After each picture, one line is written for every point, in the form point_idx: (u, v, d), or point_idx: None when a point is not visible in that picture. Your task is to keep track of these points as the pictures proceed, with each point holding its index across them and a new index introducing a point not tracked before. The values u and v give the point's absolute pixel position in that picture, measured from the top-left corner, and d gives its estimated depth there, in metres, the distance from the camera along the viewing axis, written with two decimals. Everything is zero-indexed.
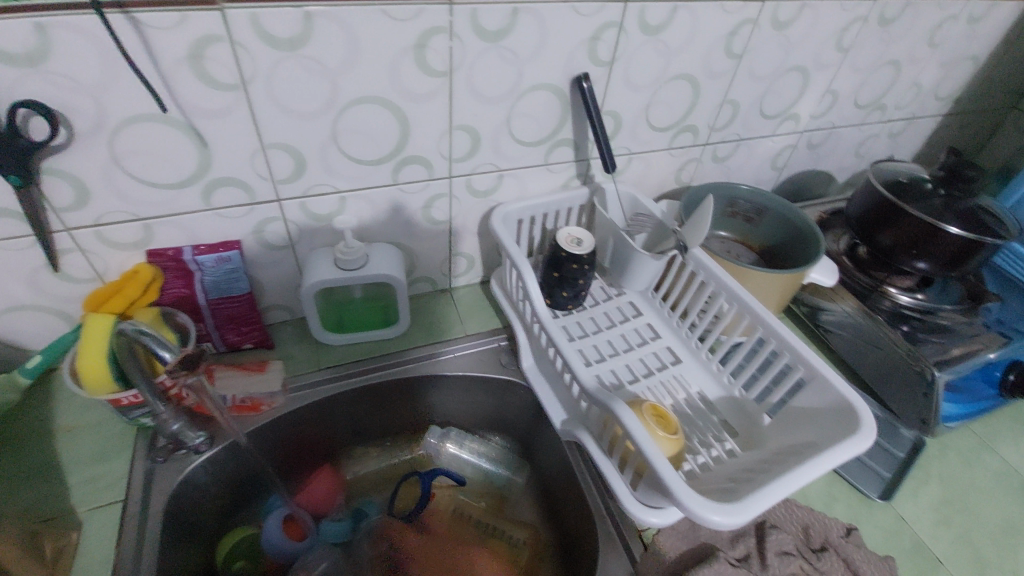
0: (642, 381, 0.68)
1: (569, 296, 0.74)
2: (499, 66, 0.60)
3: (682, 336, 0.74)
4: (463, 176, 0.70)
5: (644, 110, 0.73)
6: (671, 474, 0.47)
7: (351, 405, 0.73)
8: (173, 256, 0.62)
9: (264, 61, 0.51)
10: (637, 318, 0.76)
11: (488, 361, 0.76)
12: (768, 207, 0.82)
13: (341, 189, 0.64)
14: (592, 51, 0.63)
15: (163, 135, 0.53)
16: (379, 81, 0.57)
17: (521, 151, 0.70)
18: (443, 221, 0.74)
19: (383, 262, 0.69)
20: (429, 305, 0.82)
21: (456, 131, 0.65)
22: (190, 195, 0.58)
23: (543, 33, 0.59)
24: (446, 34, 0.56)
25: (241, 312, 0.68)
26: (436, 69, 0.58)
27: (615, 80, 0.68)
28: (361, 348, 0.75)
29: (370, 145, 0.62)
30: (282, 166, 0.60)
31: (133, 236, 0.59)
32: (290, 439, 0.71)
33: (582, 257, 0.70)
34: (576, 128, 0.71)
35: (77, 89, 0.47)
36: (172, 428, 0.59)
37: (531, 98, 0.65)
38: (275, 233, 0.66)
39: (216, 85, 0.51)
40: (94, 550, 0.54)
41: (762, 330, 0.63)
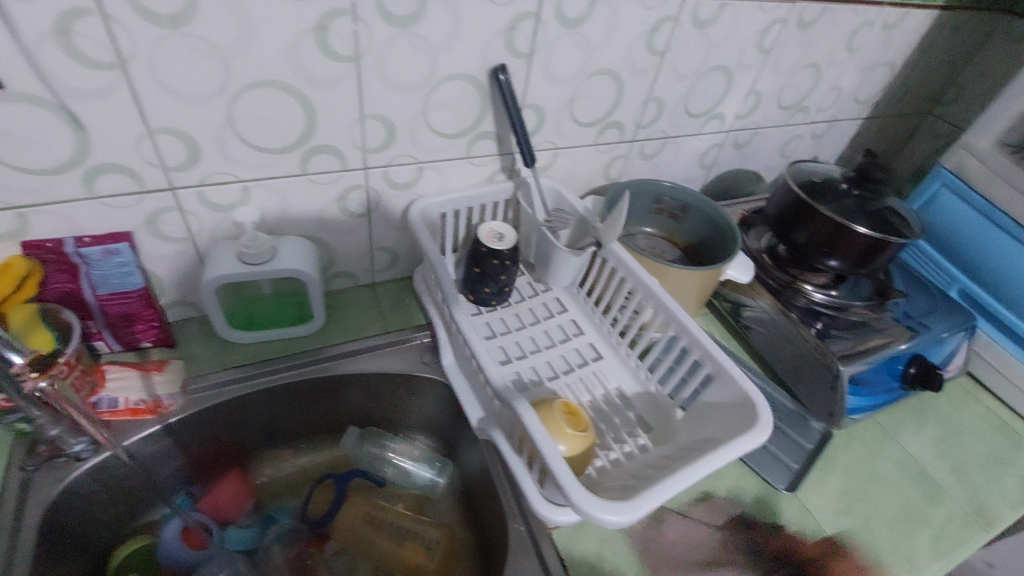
0: (562, 378, 0.68)
1: (492, 292, 0.72)
2: (410, 53, 0.58)
3: (604, 332, 0.74)
4: (379, 168, 0.67)
5: (568, 104, 0.73)
6: (567, 474, 0.46)
7: (262, 406, 0.70)
8: (54, 248, 0.57)
9: (144, 37, 0.47)
10: (561, 315, 0.76)
11: (408, 359, 0.74)
12: (692, 205, 0.83)
13: (243, 178, 0.61)
14: (509, 42, 0.62)
15: (29, 115, 0.48)
16: (278, 64, 0.53)
17: (441, 143, 0.68)
18: (361, 214, 0.71)
19: (293, 256, 0.66)
20: (350, 301, 0.79)
21: (369, 120, 0.62)
22: (67, 182, 0.53)
23: (456, 21, 0.58)
24: (349, 18, 0.53)
25: (136, 309, 0.63)
26: (341, 54, 0.55)
27: (535, 73, 0.67)
28: (272, 346, 0.71)
29: (274, 133, 0.58)
30: (174, 154, 0.56)
31: (3, 226, 0.54)
32: (193, 443, 0.67)
33: (502, 252, 0.69)
34: (497, 121, 0.70)
35: None
36: (49, 434, 0.55)
37: (447, 88, 0.63)
38: (172, 224, 0.61)
39: (90, 63, 0.47)
40: None
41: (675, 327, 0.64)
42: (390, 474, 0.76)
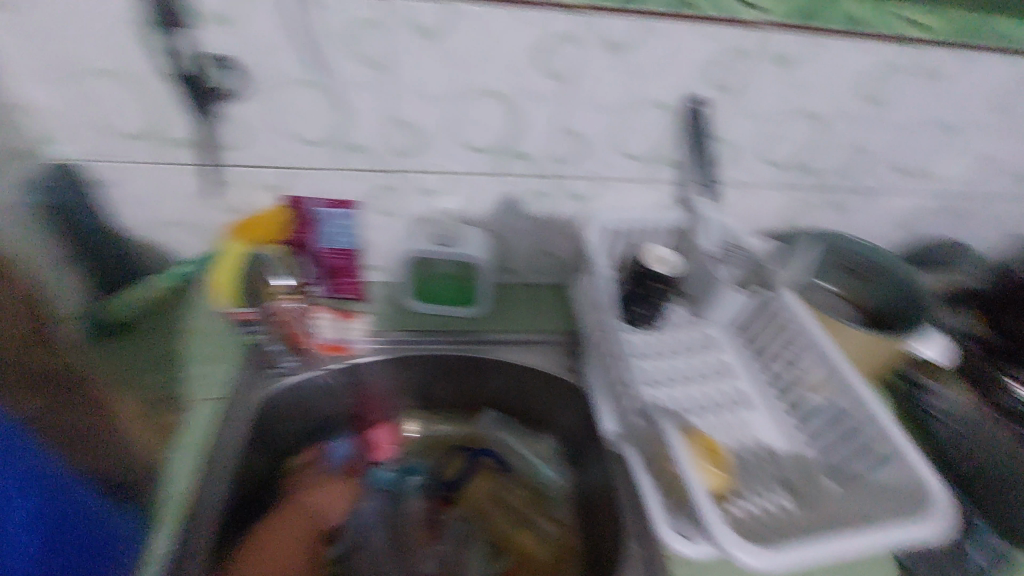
0: (706, 416, 0.68)
1: (644, 314, 0.71)
2: (619, 78, 0.62)
3: (761, 381, 0.72)
4: (565, 179, 0.72)
5: (763, 143, 0.71)
6: (710, 509, 0.46)
7: (421, 370, 0.78)
8: (297, 202, 0.69)
9: (407, 46, 0.57)
10: (714, 352, 0.73)
11: (554, 360, 0.78)
12: (886, 268, 0.76)
13: (450, 171, 0.69)
14: (716, 76, 0.63)
15: (313, 99, 0.61)
16: (502, 77, 0.60)
17: (626, 165, 0.71)
18: (537, 219, 0.77)
19: (474, 245, 0.73)
20: (510, 296, 0.85)
21: (566, 134, 0.67)
22: (322, 154, 0.66)
23: (669, 51, 0.60)
24: (573, 42, 0.58)
25: (344, 265, 0.74)
26: (557, 73, 0.61)
27: (736, 108, 0.66)
28: (439, 320, 0.80)
29: (484, 136, 0.66)
30: (402, 142, 0.66)
31: (273, 181, 0.69)
32: (362, 387, 0.77)
33: (665, 277, 0.67)
34: (686, 150, 0.70)
35: (255, 50, 0.56)
36: (270, 347, 0.69)
37: (646, 114, 0.66)
38: (386, 202, 0.72)
39: (363, 63, 0.58)
40: (192, 434, 0.62)
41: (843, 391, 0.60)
42: (517, 464, 0.79)
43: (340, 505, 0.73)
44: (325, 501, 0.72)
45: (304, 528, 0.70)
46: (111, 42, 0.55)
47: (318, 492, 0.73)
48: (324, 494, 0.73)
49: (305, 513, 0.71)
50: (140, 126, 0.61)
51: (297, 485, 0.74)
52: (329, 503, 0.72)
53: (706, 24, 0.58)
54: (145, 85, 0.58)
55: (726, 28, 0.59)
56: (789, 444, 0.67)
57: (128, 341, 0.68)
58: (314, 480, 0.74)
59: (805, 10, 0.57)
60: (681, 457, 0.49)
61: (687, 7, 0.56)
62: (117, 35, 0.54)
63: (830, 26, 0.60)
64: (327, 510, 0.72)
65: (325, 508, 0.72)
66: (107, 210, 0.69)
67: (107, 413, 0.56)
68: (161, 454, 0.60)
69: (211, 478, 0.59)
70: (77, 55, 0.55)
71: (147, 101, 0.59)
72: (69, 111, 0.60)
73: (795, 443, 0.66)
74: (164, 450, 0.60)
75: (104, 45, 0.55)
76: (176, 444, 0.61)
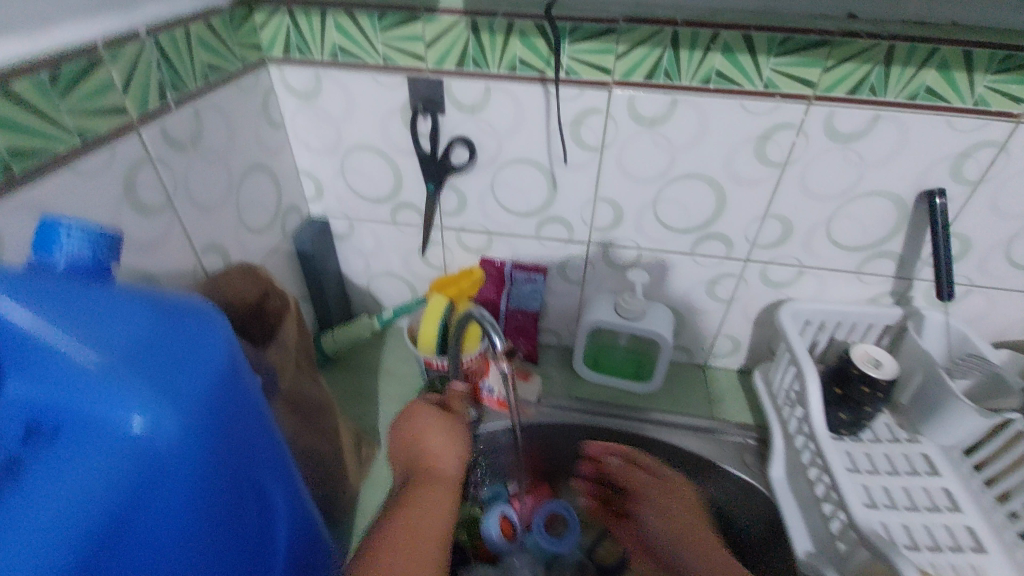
0: (926, 552, 0.57)
1: (846, 419, 0.67)
2: (839, 166, 0.60)
3: (995, 522, 0.59)
4: (760, 263, 0.70)
5: (1009, 241, 0.62)
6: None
7: (585, 441, 0.77)
8: (498, 268, 0.77)
9: (626, 131, 0.61)
10: (931, 476, 0.64)
11: (728, 453, 0.72)
12: None
13: (641, 246, 0.71)
14: (958, 168, 0.58)
15: (530, 175, 0.67)
16: (713, 162, 0.62)
17: (833, 253, 0.67)
18: (723, 300, 0.75)
19: (658, 321, 0.73)
20: (681, 376, 0.83)
21: (770, 219, 0.65)
22: (527, 224, 0.72)
23: (902, 141, 0.57)
24: (793, 130, 0.58)
25: (525, 325, 0.81)
26: (772, 160, 0.60)
27: (976, 203, 0.60)
28: (609, 392, 0.80)
29: (683, 216, 0.67)
30: (603, 217, 0.69)
31: (478, 244, 0.76)
32: (531, 449, 0.78)
33: (879, 382, 0.63)
34: (907, 243, 0.65)
35: (491, 132, 0.64)
36: (457, 399, 0.72)
37: (864, 202, 0.62)
38: (574, 270, 0.76)
39: (582, 146, 0.63)
40: (382, 471, 0.68)
41: None
42: None
43: (452, 442, 0.59)
44: (433, 449, 0.58)
45: (439, 488, 0.55)
46: (379, 126, 0.67)
47: (424, 436, 0.59)
48: (427, 443, 0.59)
49: (427, 473, 0.56)
50: (385, 192, 0.73)
51: (402, 441, 0.60)
52: (435, 443, 0.59)
53: (955, 115, 0.54)
54: (397, 159, 0.69)
55: (988, 122, 0.54)
56: None
57: (345, 373, 0.80)
58: (407, 428, 0.61)
59: None
60: None
61: (938, 99, 0.54)
62: (386, 120, 0.66)
63: None
64: (440, 456, 0.58)
65: (440, 460, 0.57)
66: (343, 258, 0.82)
67: (337, 443, 0.60)
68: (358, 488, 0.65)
69: None
70: (353, 135, 0.68)
71: (396, 172, 0.70)
72: (336, 178, 0.73)
73: None
74: (360, 482, 0.66)
75: (374, 128, 0.67)
76: (369, 479, 0.67)
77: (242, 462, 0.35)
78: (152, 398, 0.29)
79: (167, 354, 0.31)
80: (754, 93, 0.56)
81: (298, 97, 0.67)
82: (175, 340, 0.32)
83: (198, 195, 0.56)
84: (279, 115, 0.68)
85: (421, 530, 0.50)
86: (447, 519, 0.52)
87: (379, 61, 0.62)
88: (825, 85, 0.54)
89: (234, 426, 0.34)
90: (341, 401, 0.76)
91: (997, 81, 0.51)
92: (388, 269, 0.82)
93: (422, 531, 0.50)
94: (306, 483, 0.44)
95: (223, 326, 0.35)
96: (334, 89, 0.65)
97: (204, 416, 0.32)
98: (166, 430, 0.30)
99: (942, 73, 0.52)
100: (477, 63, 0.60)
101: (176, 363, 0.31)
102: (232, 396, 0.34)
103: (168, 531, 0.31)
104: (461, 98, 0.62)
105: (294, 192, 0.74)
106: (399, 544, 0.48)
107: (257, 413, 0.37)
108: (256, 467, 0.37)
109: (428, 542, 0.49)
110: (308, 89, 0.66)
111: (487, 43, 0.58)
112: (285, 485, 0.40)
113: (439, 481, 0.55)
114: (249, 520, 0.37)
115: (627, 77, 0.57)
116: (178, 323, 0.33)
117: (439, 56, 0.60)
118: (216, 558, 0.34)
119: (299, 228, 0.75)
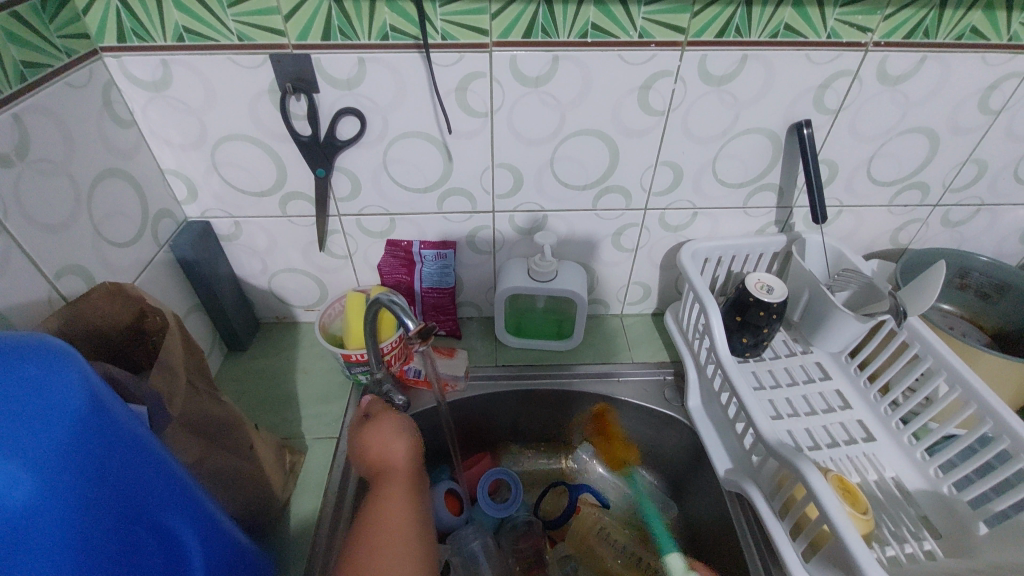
0: (826, 450, 0.63)
1: (748, 343, 0.71)
2: (717, 108, 0.62)
3: (879, 412, 0.66)
4: (658, 210, 0.72)
5: (867, 162, 0.69)
6: (868, 556, 0.45)
7: (516, 404, 0.79)
8: (406, 248, 0.75)
9: (512, 94, 0.60)
10: (824, 381, 0.70)
11: (650, 392, 0.77)
12: (1015, 284, 0.70)
13: (545, 207, 0.72)
14: (819, 99, 0.62)
15: (422, 149, 0.65)
16: (602, 118, 0.62)
17: (722, 192, 0.71)
18: (630, 249, 0.78)
19: (571, 278, 0.74)
20: (600, 327, 0.86)
21: (661, 166, 0.67)
22: (428, 200, 0.70)
23: (769, 78, 0.60)
24: (672, 78, 0.59)
25: (443, 302, 0.79)
26: (655, 109, 0.62)
27: (839, 128, 0.65)
28: (533, 354, 0.81)
29: (581, 172, 0.68)
30: (503, 182, 0.69)
31: (381, 227, 0.73)
32: (464, 422, 0.79)
33: (772, 305, 0.67)
34: (785, 174, 0.69)
35: (374, 107, 0.61)
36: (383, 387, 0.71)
37: (742, 140, 0.65)
38: (484, 240, 0.75)
39: (471, 113, 0.62)
40: (313, 476, 0.66)
41: (976, 407, 0.55)
42: (613, 498, 0.79)
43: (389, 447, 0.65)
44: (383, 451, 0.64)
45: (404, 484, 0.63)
46: (248, 112, 0.61)
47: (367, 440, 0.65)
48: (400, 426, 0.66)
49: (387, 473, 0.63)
50: (268, 183, 0.67)
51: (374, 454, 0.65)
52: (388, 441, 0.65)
53: (813, 49, 0.58)
54: (275, 147, 0.64)
55: (840, 53, 0.58)
56: (921, 481, 0.60)
57: (262, 382, 0.77)
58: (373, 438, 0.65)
59: (906, 23, 0.56)
60: (826, 499, 0.49)
61: (797, 35, 0.57)
62: (254, 105, 0.60)
63: (939, 40, 0.58)
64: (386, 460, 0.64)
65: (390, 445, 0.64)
66: (235, 260, 0.76)
67: (254, 457, 0.57)
68: (288, 496, 0.64)
69: (335, 522, 0.63)
70: (219, 125, 0.62)
71: (277, 160, 0.65)
72: (208, 174, 0.67)
73: (928, 481, 0.60)
74: (290, 491, 0.64)
75: (242, 115, 0.61)
76: (301, 485, 0.65)
77: (128, 495, 0.34)
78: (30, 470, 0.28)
79: (17, 384, 0.29)
80: (629, 44, 0.56)
81: (146, 88, 0.59)
82: (22, 384, 0.30)
83: (35, 214, 0.49)
84: (126, 110, 0.60)
85: (389, 527, 0.58)
86: (416, 508, 0.62)
87: (233, 40, 0.55)
88: (696, 29, 0.56)
89: (110, 456, 0.33)
90: (259, 413, 0.73)
91: (845, 14, 0.55)
92: (289, 265, 0.77)
93: (386, 536, 0.57)
94: (206, 491, 0.42)
95: (85, 366, 0.33)
96: (186, 76, 0.58)
97: (66, 462, 0.30)
98: (18, 487, 0.28)
99: (798, 10, 0.55)
100: (344, 34, 0.55)
101: (24, 411, 0.29)
102: (107, 414, 0.33)
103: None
104: (333, 72, 0.58)
105: (163, 196, 0.66)
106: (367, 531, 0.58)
107: (157, 459, 0.37)
108: (147, 506, 0.36)
109: (393, 541, 0.57)
110: (154, 78, 0.58)
111: (353, 13, 0.53)
112: (189, 516, 0.39)
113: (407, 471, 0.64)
114: (148, 551, 0.35)
115: (505, 37, 0.56)
116: (19, 366, 0.30)
117: (301, 30, 0.55)
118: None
119: (176, 235, 0.68)
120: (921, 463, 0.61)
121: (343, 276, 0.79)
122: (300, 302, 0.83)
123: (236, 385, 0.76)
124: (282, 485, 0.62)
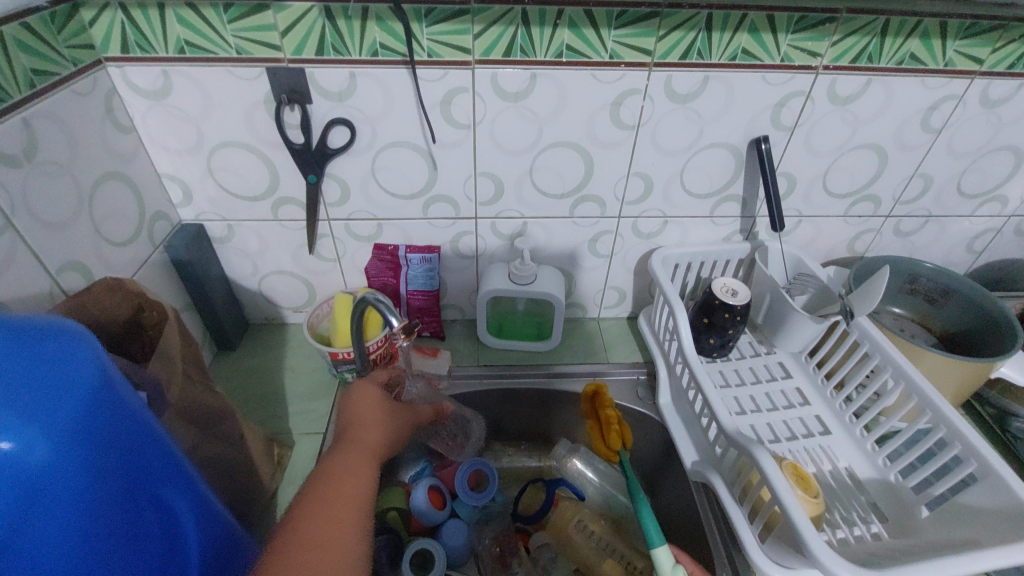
0: (785, 442, 0.67)
1: (715, 344, 0.75)
2: (682, 124, 0.67)
3: (834, 407, 0.71)
4: (631, 218, 0.77)
5: (823, 175, 0.74)
6: (812, 532, 0.49)
7: (496, 402, 0.83)
8: (392, 252, 0.79)
9: (494, 108, 0.65)
10: (785, 379, 0.75)
11: (624, 391, 0.81)
12: (957, 290, 0.76)
13: (525, 215, 0.76)
14: (776, 116, 0.67)
15: (408, 159, 0.69)
16: (577, 130, 0.67)
17: (689, 202, 0.76)
18: (605, 256, 0.82)
19: (549, 281, 0.78)
20: (577, 329, 0.90)
21: (633, 176, 0.72)
22: (414, 206, 0.74)
23: (730, 97, 0.65)
24: (640, 95, 0.64)
25: (427, 304, 0.83)
26: (626, 123, 0.67)
27: (795, 144, 0.70)
28: (513, 354, 0.85)
29: (559, 182, 0.72)
30: (485, 191, 0.73)
31: (369, 231, 0.76)
32: None
33: (736, 307, 0.71)
34: (747, 185, 0.75)
35: (364, 118, 0.65)
36: None
37: (707, 154, 0.70)
38: (467, 245, 0.80)
39: (455, 125, 0.66)
40: (300, 469, 0.69)
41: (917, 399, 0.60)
42: (590, 493, 0.82)
43: (374, 422, 0.63)
44: (366, 429, 0.61)
45: (362, 450, 0.58)
46: (243, 120, 0.64)
47: (358, 416, 0.63)
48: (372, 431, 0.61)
49: (358, 439, 0.60)
50: (261, 188, 0.71)
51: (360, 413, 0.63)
52: (368, 427, 0.62)
53: (769, 71, 0.63)
54: (269, 153, 0.67)
55: (794, 75, 0.64)
56: (871, 470, 0.65)
57: (251, 379, 0.79)
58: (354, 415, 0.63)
59: (852, 48, 0.62)
60: (776, 482, 0.53)
61: (754, 57, 0.62)
62: (250, 114, 0.64)
63: (882, 64, 0.63)
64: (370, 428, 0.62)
65: (361, 437, 0.60)
66: (227, 262, 0.79)
67: (244, 447, 0.60)
68: (276, 488, 0.67)
69: None
70: (216, 132, 0.65)
71: (270, 167, 0.69)
72: (203, 178, 0.70)
73: (877, 470, 0.64)
74: (277, 482, 0.67)
75: (239, 123, 0.65)
76: (288, 478, 0.68)
77: (131, 466, 0.37)
78: (47, 433, 0.31)
79: (32, 358, 0.32)
80: (601, 63, 0.61)
81: (147, 97, 0.62)
82: (39, 356, 0.32)
83: (43, 213, 0.52)
84: (126, 117, 0.63)
85: (340, 480, 0.53)
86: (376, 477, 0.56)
87: (232, 53, 0.59)
88: (662, 51, 0.61)
89: (118, 428, 0.36)
90: (248, 410, 0.75)
91: (797, 40, 0.61)
92: (278, 267, 0.80)
93: (317, 518, 0.48)
94: (202, 472, 0.45)
95: (95, 346, 0.36)
96: (186, 86, 0.61)
97: (81, 429, 0.33)
98: (37, 447, 0.31)
99: (753, 36, 0.60)
100: (337, 50, 0.59)
101: (41, 384, 0.32)
102: (116, 390, 0.36)
103: (46, 543, 0.32)
104: (326, 85, 0.62)
105: (159, 199, 0.69)
106: (301, 505, 0.49)
107: (157, 435, 0.40)
108: (149, 478, 0.39)
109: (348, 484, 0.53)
110: (155, 87, 0.61)
111: (345, 30, 0.57)
112: (186, 493, 0.42)
113: (401, 415, 0.67)
114: (150, 523, 0.38)
115: (487, 56, 0.60)
116: (38, 343, 0.33)
117: (296, 46, 0.58)
118: (107, 562, 0.35)
119: (171, 236, 0.71)
120: (871, 453, 0.65)
121: (332, 278, 0.83)
122: (289, 303, 0.86)
123: (226, 382, 0.78)
124: (270, 475, 0.65)
